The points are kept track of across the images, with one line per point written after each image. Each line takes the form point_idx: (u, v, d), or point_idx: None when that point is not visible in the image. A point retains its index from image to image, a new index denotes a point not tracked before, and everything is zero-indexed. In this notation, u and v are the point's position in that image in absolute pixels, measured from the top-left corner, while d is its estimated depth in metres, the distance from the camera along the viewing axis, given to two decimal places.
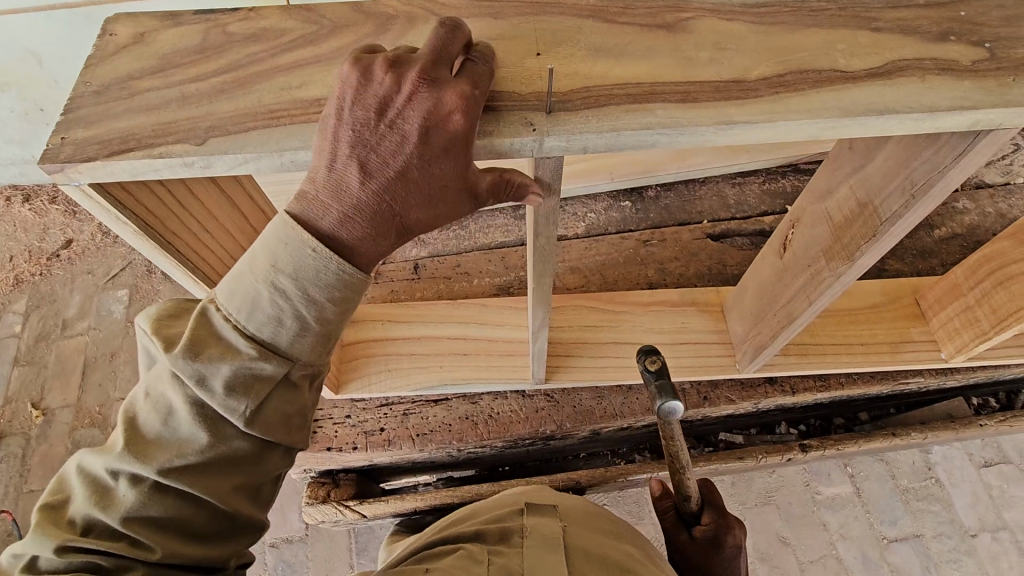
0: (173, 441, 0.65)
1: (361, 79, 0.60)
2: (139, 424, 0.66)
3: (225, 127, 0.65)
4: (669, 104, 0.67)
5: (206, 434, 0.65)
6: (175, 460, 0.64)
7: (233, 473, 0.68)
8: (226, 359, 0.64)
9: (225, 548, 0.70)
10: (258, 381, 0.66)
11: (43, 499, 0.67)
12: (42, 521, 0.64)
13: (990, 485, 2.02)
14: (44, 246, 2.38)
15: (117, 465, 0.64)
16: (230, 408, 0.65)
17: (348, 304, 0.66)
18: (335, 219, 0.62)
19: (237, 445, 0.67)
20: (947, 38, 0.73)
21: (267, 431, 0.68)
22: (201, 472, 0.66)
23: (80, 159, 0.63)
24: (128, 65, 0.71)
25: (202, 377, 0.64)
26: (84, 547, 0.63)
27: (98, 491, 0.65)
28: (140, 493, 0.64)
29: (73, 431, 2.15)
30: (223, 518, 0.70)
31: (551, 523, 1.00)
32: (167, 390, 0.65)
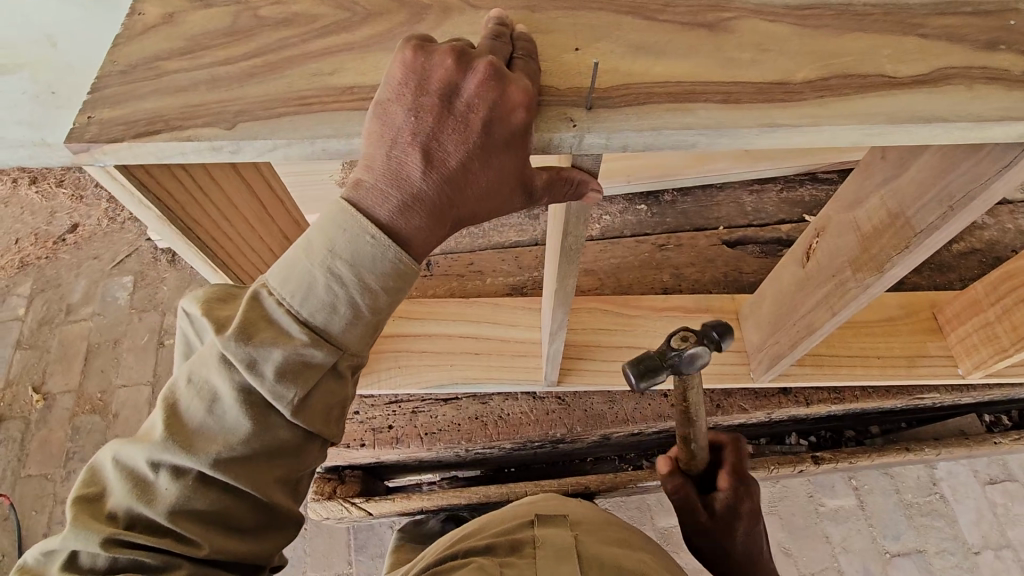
0: (221, 428, 0.58)
1: (423, 67, 0.58)
2: (180, 412, 0.59)
3: (254, 112, 0.63)
4: (711, 105, 0.65)
5: (252, 425, 0.58)
6: (220, 454, 0.58)
7: (278, 468, 0.61)
8: (278, 344, 0.57)
9: (268, 545, 0.65)
10: (308, 370, 0.58)
11: (77, 490, 0.61)
12: (79, 515, 0.58)
13: (996, 503, 1.99)
14: (51, 231, 2.36)
15: (161, 458, 0.58)
16: (279, 396, 0.58)
17: (402, 291, 0.60)
18: (392, 209, 0.58)
19: (285, 436, 0.60)
20: (995, 47, 0.71)
21: (315, 423, 0.61)
22: (247, 468, 0.59)
23: (106, 140, 0.62)
24: (156, 46, 0.70)
25: (252, 362, 0.57)
26: (129, 541, 0.57)
27: (140, 484, 0.59)
28: (186, 484, 0.58)
29: (73, 417, 2.13)
30: (269, 514, 0.64)
31: (565, 535, 0.99)
32: (215, 373, 0.58)
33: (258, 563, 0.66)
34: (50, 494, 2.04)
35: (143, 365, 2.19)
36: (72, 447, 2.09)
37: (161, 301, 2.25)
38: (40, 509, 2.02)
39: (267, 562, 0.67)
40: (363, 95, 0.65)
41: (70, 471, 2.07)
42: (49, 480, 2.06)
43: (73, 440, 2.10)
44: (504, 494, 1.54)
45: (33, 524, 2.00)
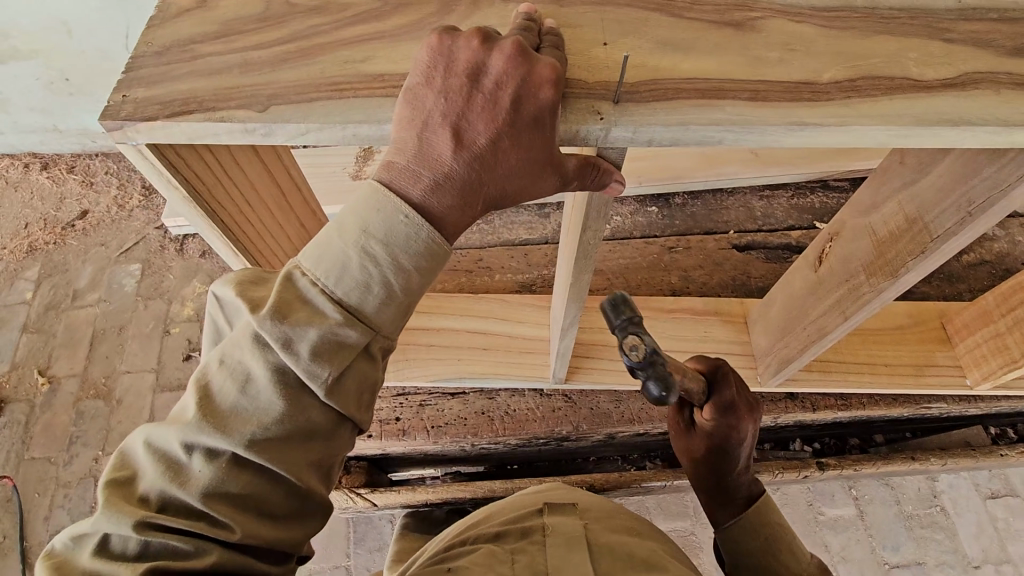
0: (255, 409, 0.58)
1: (450, 50, 0.60)
2: (212, 394, 0.58)
3: (287, 96, 0.64)
4: (739, 102, 0.66)
5: (285, 405, 0.58)
6: (255, 434, 0.58)
7: (311, 449, 0.61)
8: (313, 324, 0.57)
9: (298, 532, 0.64)
10: (342, 350, 0.59)
11: (108, 474, 0.60)
12: (111, 499, 0.57)
13: (996, 517, 1.99)
14: (59, 216, 2.36)
15: (195, 438, 0.57)
16: (314, 376, 0.58)
17: (434, 272, 0.61)
18: (424, 188, 0.59)
19: (316, 418, 0.60)
20: (1022, 54, 0.71)
21: (346, 405, 0.61)
22: (280, 449, 0.59)
23: (142, 119, 0.63)
24: (190, 29, 0.70)
25: (287, 341, 0.57)
26: (163, 525, 0.56)
27: (173, 466, 0.58)
28: (218, 468, 0.58)
29: (78, 401, 2.14)
30: (300, 499, 0.63)
31: (572, 522, 0.99)
32: (248, 355, 0.58)
33: (287, 552, 0.64)
34: (53, 477, 2.05)
35: (148, 352, 2.19)
36: (76, 432, 2.09)
37: (168, 290, 2.26)
38: (42, 492, 2.02)
39: (296, 551, 0.66)
40: (395, 82, 0.65)
41: (74, 456, 2.07)
42: (51, 464, 2.06)
43: (77, 425, 2.11)
44: (508, 490, 1.54)
45: (35, 507, 2.00)
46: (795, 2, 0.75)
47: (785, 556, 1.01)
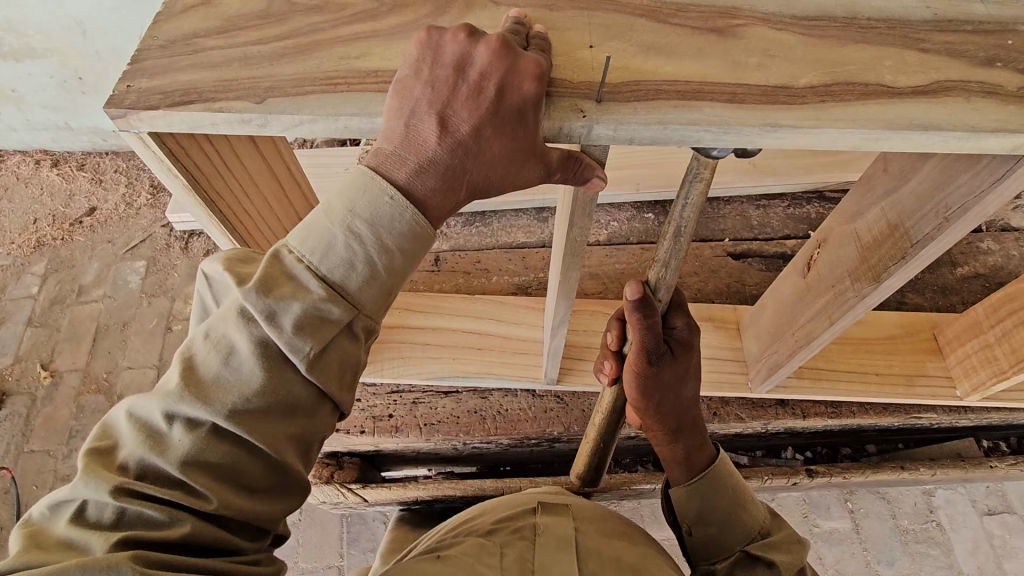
0: (238, 381, 0.60)
1: (438, 43, 0.64)
2: (196, 365, 0.61)
3: (283, 89, 0.67)
4: (717, 104, 0.68)
5: (266, 377, 0.60)
6: (235, 405, 0.60)
7: (292, 422, 0.63)
8: (297, 298, 0.60)
9: (274, 506, 0.66)
10: (324, 326, 0.61)
11: (91, 443, 0.62)
12: (91, 466, 0.60)
13: (993, 534, 1.97)
14: (68, 212, 2.40)
15: (176, 409, 0.60)
16: (296, 349, 0.60)
17: (417, 254, 0.63)
18: (408, 172, 0.61)
19: (299, 392, 0.62)
20: (993, 64, 0.74)
21: (327, 380, 0.63)
22: (260, 420, 0.61)
23: (143, 107, 0.66)
24: (194, 24, 0.74)
25: (271, 315, 0.60)
26: (138, 491, 0.59)
27: (152, 436, 0.61)
28: (198, 438, 0.60)
29: (79, 396, 2.17)
30: (280, 474, 0.65)
31: (564, 522, 0.99)
32: (232, 328, 0.61)
33: (263, 526, 0.66)
34: (51, 470, 2.07)
35: (150, 348, 2.22)
36: (76, 426, 2.12)
37: (172, 288, 2.29)
38: (40, 484, 2.04)
39: (273, 526, 0.68)
40: (387, 78, 0.68)
41: (73, 449, 2.10)
42: (51, 457, 2.09)
43: (77, 418, 2.13)
44: (499, 489, 1.56)
45: (32, 498, 2.02)
46: (777, 11, 0.78)
47: (743, 514, 1.02)
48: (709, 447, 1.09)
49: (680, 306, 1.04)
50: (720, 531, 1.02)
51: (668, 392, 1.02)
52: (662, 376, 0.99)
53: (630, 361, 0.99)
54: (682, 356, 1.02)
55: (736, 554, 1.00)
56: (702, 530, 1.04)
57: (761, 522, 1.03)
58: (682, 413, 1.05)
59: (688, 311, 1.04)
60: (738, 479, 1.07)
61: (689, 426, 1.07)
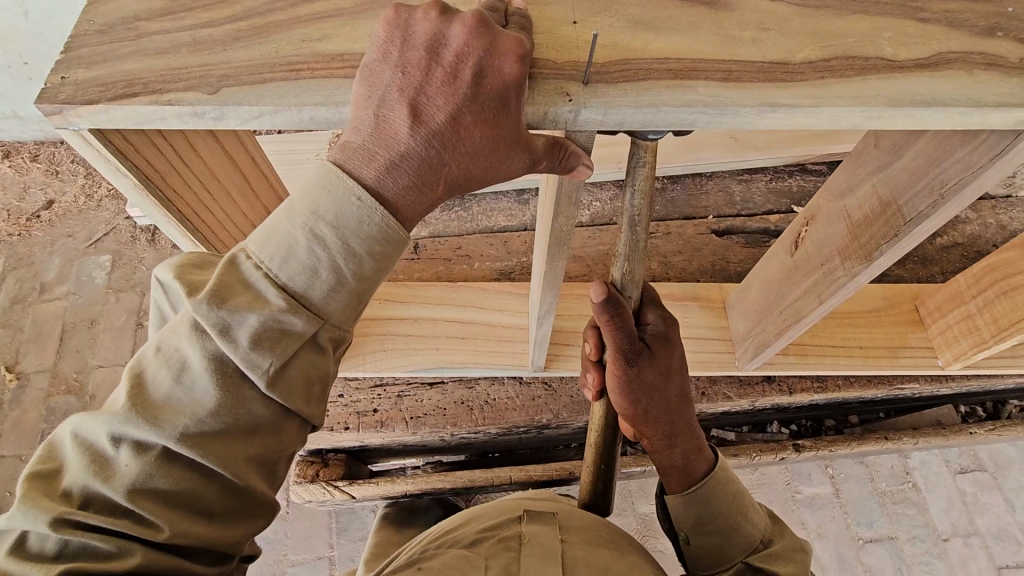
0: (191, 401, 0.55)
1: (407, 24, 0.57)
2: (145, 383, 0.56)
3: (238, 77, 0.61)
4: (711, 83, 0.64)
5: (221, 396, 0.56)
6: (188, 427, 0.55)
7: (251, 443, 0.58)
8: (254, 309, 0.55)
9: (236, 531, 0.61)
10: (286, 339, 0.56)
11: (32, 467, 0.57)
12: (30, 492, 0.54)
13: (965, 492, 2.03)
14: (24, 207, 2.28)
15: (122, 431, 0.55)
16: (254, 364, 0.55)
17: (388, 259, 0.58)
18: (376, 169, 0.56)
19: (259, 411, 0.58)
20: (994, 34, 0.70)
21: (291, 396, 0.58)
22: (216, 443, 0.56)
23: (81, 101, 0.59)
24: (135, 5, 0.66)
25: (226, 328, 0.55)
26: (81, 522, 0.53)
27: (97, 460, 0.55)
28: (148, 461, 0.55)
29: (47, 398, 2.08)
30: (240, 497, 0.60)
31: (551, 534, 0.97)
32: (184, 342, 0.56)
33: (224, 551, 0.62)
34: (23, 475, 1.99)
35: (120, 345, 2.13)
36: (46, 429, 2.03)
37: (140, 282, 2.19)
38: (13, 491, 1.97)
39: (235, 551, 0.63)
40: (354, 62, 0.62)
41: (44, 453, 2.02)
42: (22, 462, 2.00)
43: (47, 421, 2.04)
44: (489, 479, 1.54)
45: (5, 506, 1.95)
46: None
47: (742, 521, 1.02)
48: (706, 452, 1.08)
49: (651, 301, 1.02)
50: (722, 540, 1.02)
51: (654, 392, 1.00)
52: (645, 376, 0.98)
53: (613, 368, 0.97)
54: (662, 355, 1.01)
55: (737, 564, 1.00)
56: (701, 538, 1.04)
57: (763, 530, 1.03)
58: (674, 416, 1.04)
59: (659, 305, 1.02)
60: (740, 488, 1.07)
61: (683, 431, 1.06)
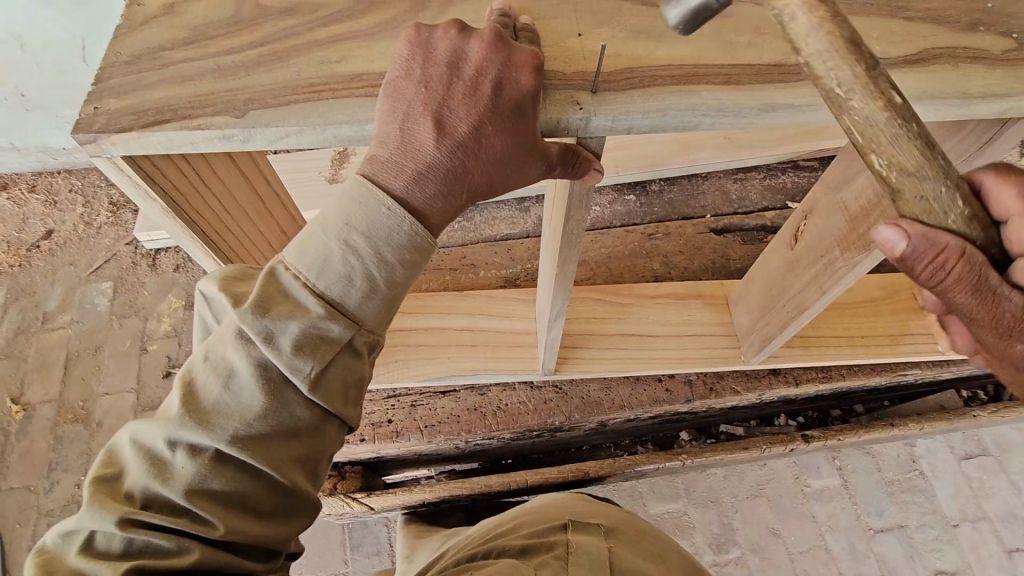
0: (239, 405, 0.58)
1: (428, 41, 0.60)
2: (195, 390, 0.58)
3: (264, 100, 0.64)
4: (713, 87, 0.67)
5: (267, 400, 0.58)
6: (238, 430, 0.57)
7: (295, 445, 0.60)
8: (294, 317, 0.57)
9: (282, 529, 0.62)
10: (324, 345, 0.59)
11: (95, 471, 0.59)
12: (96, 496, 0.56)
13: (972, 477, 2.06)
14: (23, 237, 2.29)
15: (177, 435, 0.57)
16: (296, 370, 0.58)
17: (418, 265, 0.61)
18: (405, 180, 0.58)
19: (301, 413, 0.60)
20: (977, 28, 0.74)
21: (330, 400, 0.60)
22: (264, 445, 0.58)
23: (115, 130, 0.62)
24: (159, 36, 0.69)
25: (269, 335, 0.57)
26: (144, 521, 0.55)
27: (155, 463, 0.57)
28: (202, 463, 0.57)
29: (55, 427, 2.08)
30: (285, 495, 0.62)
31: (597, 543, 0.99)
32: (230, 350, 0.58)
33: (273, 548, 0.63)
34: (34, 506, 1.99)
35: (126, 371, 2.14)
36: (55, 458, 2.03)
37: (143, 307, 2.20)
38: (24, 522, 1.96)
39: (282, 548, 0.64)
40: (373, 81, 0.65)
41: (54, 482, 2.01)
42: (32, 492, 2.00)
43: (56, 450, 2.05)
44: (504, 484, 1.56)
45: (17, 538, 1.94)
46: None
47: None
48: None
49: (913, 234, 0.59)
50: None
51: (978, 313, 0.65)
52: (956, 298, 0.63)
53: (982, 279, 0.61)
54: (943, 259, 0.59)
55: None
56: None
57: None
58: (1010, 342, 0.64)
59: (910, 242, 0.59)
60: None
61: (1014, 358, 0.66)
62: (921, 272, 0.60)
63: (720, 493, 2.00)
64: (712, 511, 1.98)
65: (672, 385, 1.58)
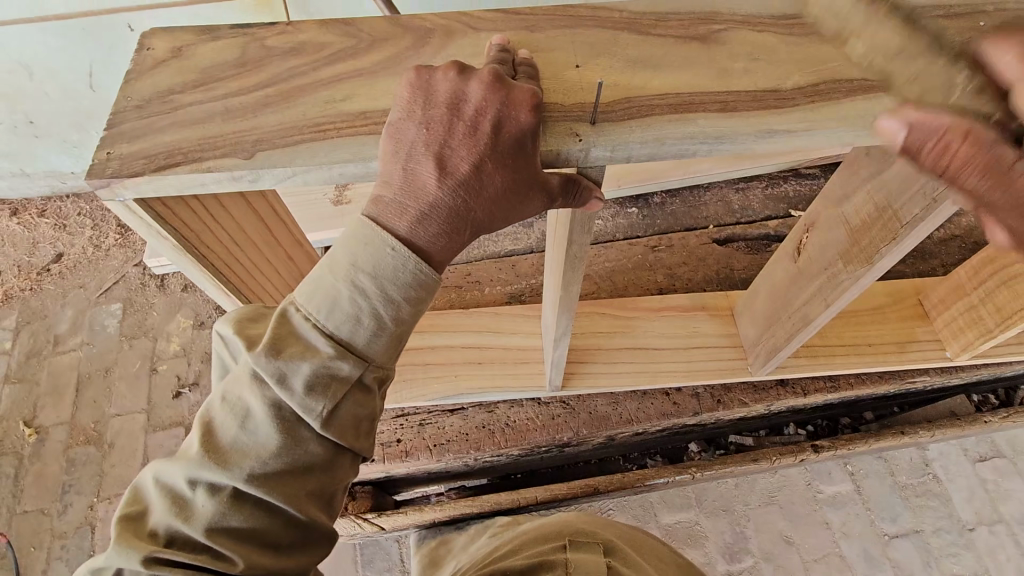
0: (255, 444, 0.59)
1: (428, 83, 0.62)
2: (214, 430, 0.60)
3: (272, 140, 0.65)
4: (711, 114, 0.69)
5: (282, 438, 0.59)
6: (254, 469, 0.58)
7: (310, 481, 0.61)
8: (306, 358, 0.59)
9: (302, 563, 0.62)
10: (335, 383, 0.60)
11: (121, 510, 0.60)
12: (123, 533, 0.58)
13: (986, 480, 2.04)
14: (34, 262, 2.32)
15: (196, 474, 0.58)
16: (309, 409, 0.59)
17: (424, 302, 0.62)
18: (409, 221, 0.59)
19: (315, 449, 0.61)
20: (970, 48, 0.75)
21: (342, 436, 0.62)
22: (279, 483, 0.59)
23: (128, 174, 0.63)
24: (168, 79, 0.71)
25: (282, 377, 0.58)
26: (169, 559, 0.56)
27: (178, 502, 0.58)
28: (222, 500, 0.58)
29: (68, 449, 2.10)
30: (304, 529, 0.63)
31: (597, 560, 0.98)
32: (245, 390, 0.60)
33: None
34: (49, 529, 2.00)
35: (137, 392, 2.16)
36: (68, 480, 2.05)
37: (153, 327, 2.23)
38: (39, 545, 1.97)
39: None
40: (378, 119, 0.67)
41: (68, 505, 2.03)
42: (46, 516, 2.01)
43: (69, 472, 2.06)
44: (514, 500, 1.56)
45: (31, 561, 1.95)
46: (754, 12, 0.79)
47: None
48: None
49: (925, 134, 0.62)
50: None
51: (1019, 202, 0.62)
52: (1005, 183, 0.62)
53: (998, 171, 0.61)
54: (941, 147, 0.61)
55: None
56: None
57: None
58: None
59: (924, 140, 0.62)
60: None
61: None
62: (923, 162, 0.63)
63: (732, 501, 1.99)
64: (724, 520, 1.97)
65: (679, 398, 1.58)
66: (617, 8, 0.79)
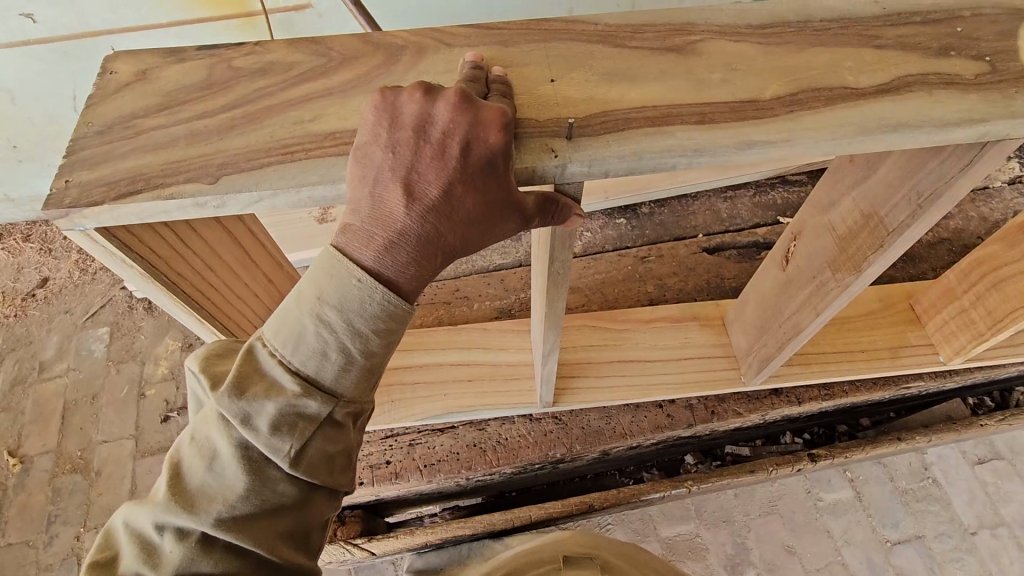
0: (222, 486, 0.57)
1: (395, 106, 0.60)
2: (182, 472, 0.58)
3: (236, 164, 0.63)
4: (687, 127, 0.67)
5: (250, 480, 0.57)
6: (221, 513, 0.56)
7: (281, 522, 0.59)
8: (271, 397, 0.57)
9: None
10: (302, 421, 0.58)
11: (91, 557, 0.59)
12: None
13: (987, 483, 2.02)
14: (18, 287, 2.29)
15: (165, 519, 0.56)
16: (275, 449, 0.57)
17: (395, 332, 0.60)
18: (376, 250, 0.57)
19: (286, 488, 0.59)
20: (947, 53, 0.74)
21: (313, 474, 0.59)
22: (249, 525, 0.57)
23: (86, 204, 0.61)
24: (132, 104, 0.69)
25: (247, 417, 0.57)
26: None
27: (147, 547, 0.57)
28: (191, 545, 0.56)
29: (53, 479, 2.04)
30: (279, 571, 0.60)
31: None
32: (212, 431, 0.58)
33: None
34: (33, 562, 1.94)
35: (124, 418, 2.11)
36: (54, 510, 2.00)
37: (140, 351, 2.19)
38: None
39: None
40: (346, 139, 0.65)
41: (53, 536, 1.97)
42: (30, 548, 1.96)
43: (56, 503, 2.01)
44: (508, 521, 1.52)
45: None
46: (731, 22, 0.78)
47: None
48: None
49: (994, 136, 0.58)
50: None
51: None
52: None
53: None
54: None
55: None
56: None
57: None
58: None
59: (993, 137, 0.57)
60: None
61: None
62: None
63: (732, 512, 1.95)
64: (725, 531, 1.94)
65: (673, 410, 1.56)
66: (593, 21, 0.78)
